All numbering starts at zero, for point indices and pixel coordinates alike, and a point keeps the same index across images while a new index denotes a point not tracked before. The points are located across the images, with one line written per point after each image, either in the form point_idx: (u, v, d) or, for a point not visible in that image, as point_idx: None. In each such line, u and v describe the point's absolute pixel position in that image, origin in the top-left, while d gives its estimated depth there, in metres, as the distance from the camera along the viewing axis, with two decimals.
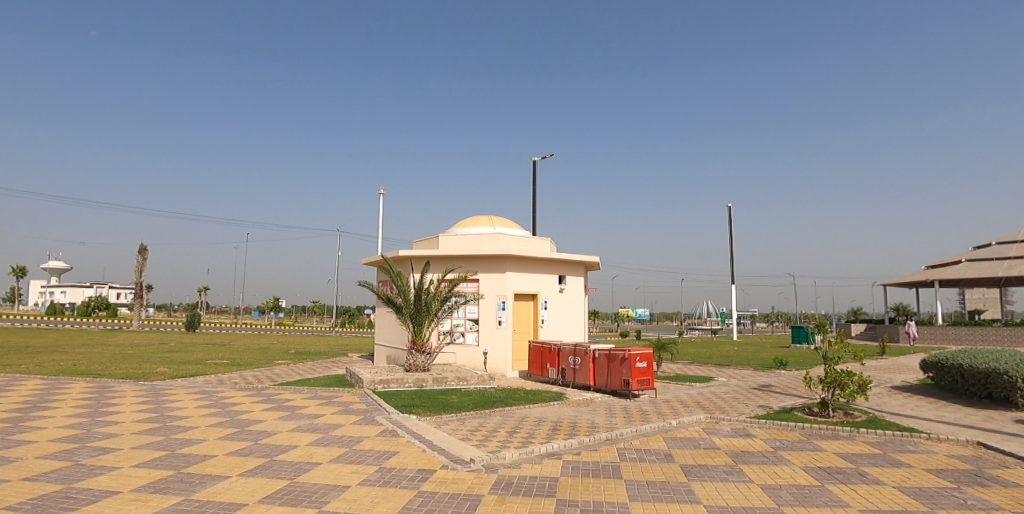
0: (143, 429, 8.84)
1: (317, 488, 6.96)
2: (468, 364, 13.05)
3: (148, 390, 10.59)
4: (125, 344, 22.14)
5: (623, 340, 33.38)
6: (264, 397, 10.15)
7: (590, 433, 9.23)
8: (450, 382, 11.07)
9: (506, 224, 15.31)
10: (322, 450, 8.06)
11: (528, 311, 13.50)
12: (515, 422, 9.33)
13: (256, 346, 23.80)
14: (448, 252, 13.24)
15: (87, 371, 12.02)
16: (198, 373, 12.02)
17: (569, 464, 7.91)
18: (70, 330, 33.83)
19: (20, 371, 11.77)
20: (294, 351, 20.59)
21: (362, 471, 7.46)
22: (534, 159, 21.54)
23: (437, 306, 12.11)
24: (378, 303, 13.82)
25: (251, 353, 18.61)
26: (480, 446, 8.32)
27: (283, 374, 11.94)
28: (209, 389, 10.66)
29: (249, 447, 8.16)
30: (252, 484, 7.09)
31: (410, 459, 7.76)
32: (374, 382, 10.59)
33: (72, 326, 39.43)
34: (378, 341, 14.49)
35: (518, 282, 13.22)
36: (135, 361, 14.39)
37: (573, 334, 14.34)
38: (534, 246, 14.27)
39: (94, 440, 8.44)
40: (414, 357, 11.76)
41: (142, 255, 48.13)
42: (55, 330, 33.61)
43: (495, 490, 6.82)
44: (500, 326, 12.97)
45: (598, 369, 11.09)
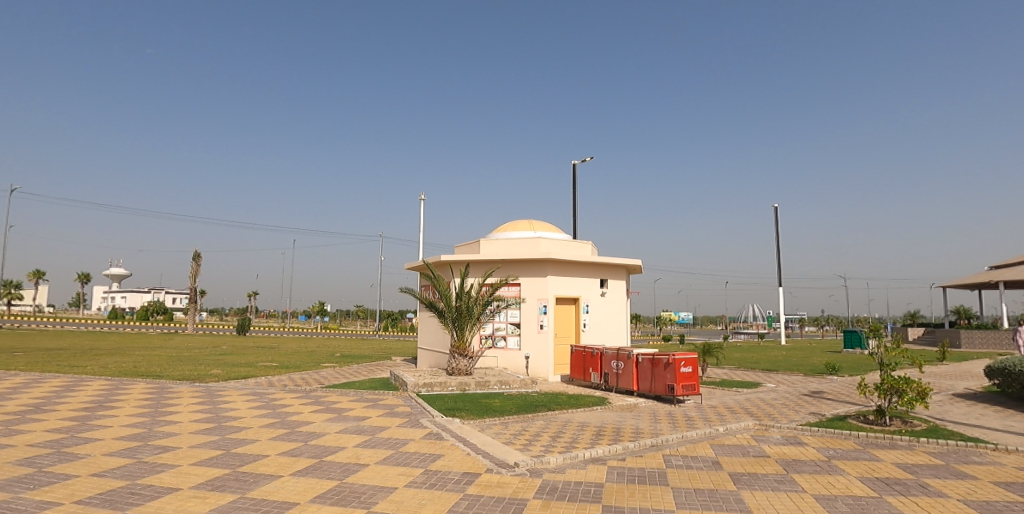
0: (200, 428, 9.17)
1: (366, 489, 7.16)
2: (510, 368, 13.05)
3: (203, 391, 10.99)
4: (184, 347, 23.12)
5: (667, 344, 32.80)
6: (312, 400, 10.38)
7: (635, 439, 9.10)
8: (493, 385, 11.06)
9: (548, 228, 15.24)
10: (369, 452, 8.21)
11: (569, 314, 13.42)
12: (558, 427, 9.25)
13: (304, 349, 24.44)
14: (489, 256, 13.26)
15: (147, 373, 12.56)
16: (249, 375, 12.39)
17: (614, 470, 7.82)
18: (130, 333, 36.03)
19: (87, 372, 12.38)
20: (340, 354, 20.93)
21: (408, 473, 7.57)
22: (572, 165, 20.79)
23: (478, 310, 12.10)
24: (421, 306, 14.01)
25: (298, 356, 19.13)
26: (524, 450, 8.32)
27: (330, 377, 12.19)
28: (260, 391, 10.98)
29: (300, 448, 8.38)
30: (303, 483, 7.37)
31: (455, 462, 7.83)
32: (418, 385, 10.64)
33: (133, 329, 41.62)
34: (421, 345, 14.64)
35: (559, 286, 13.14)
36: (190, 363, 14.96)
37: (616, 338, 14.15)
38: (575, 249, 14.16)
39: (155, 438, 8.87)
40: (457, 360, 11.74)
41: (195, 262, 49.99)
42: (114, 333, 35.46)
43: (540, 495, 6.82)
44: (542, 330, 12.93)
45: (641, 374, 10.91)
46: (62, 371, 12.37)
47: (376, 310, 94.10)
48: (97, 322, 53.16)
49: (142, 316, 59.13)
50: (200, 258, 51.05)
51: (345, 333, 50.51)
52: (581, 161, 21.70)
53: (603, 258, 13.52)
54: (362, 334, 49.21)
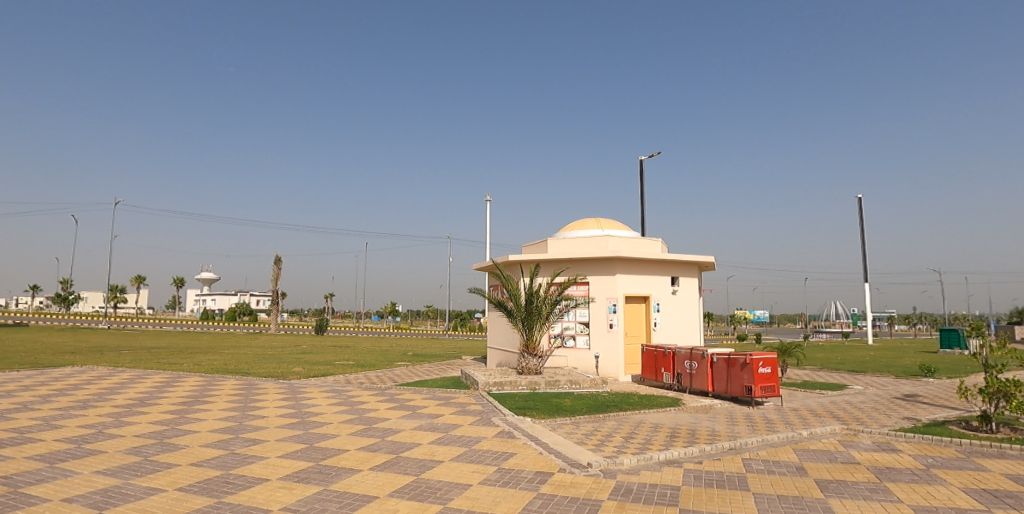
0: (285, 423, 9.67)
1: (441, 485, 7.30)
2: (579, 367, 12.95)
3: (287, 388, 11.59)
4: (269, 346, 24.50)
5: (743, 344, 31.52)
6: (387, 397, 10.71)
7: (712, 442, 8.78)
8: (563, 385, 10.99)
9: (615, 226, 15.03)
10: (443, 449, 8.37)
11: (639, 313, 13.17)
12: (630, 428, 9.07)
13: (379, 348, 25.06)
14: (557, 255, 13.22)
15: (235, 370, 13.41)
16: (327, 373, 12.96)
17: (690, 473, 7.57)
18: (219, 333, 38.67)
19: (183, 370, 13.37)
20: (412, 354, 21.51)
21: (481, 470, 7.66)
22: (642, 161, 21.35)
23: (548, 309, 12.06)
24: (490, 306, 14.17)
25: (371, 355, 19.84)
26: (597, 450, 8.21)
27: (403, 375, 12.53)
28: (338, 388, 11.45)
29: (378, 444, 8.66)
30: (381, 478, 7.61)
31: (528, 461, 7.85)
32: (488, 384, 10.74)
33: (224, 329, 44.69)
34: (491, 345, 14.80)
35: (628, 285, 12.92)
36: (274, 361, 15.82)
37: (689, 338, 13.73)
38: (644, 247, 13.87)
39: (245, 431, 9.45)
40: (526, 359, 11.76)
41: (277, 266, 53.00)
42: (205, 333, 38.11)
43: (614, 496, 6.70)
44: (612, 329, 12.75)
45: (717, 375, 10.53)
46: (162, 368, 13.42)
47: (441, 310, 95.98)
48: (202, 323, 57.81)
49: (229, 317, 63.33)
50: (281, 262, 54.01)
51: (414, 332, 51.86)
52: (648, 157, 21.77)
53: (674, 256, 13.17)
54: (430, 334, 50.44)
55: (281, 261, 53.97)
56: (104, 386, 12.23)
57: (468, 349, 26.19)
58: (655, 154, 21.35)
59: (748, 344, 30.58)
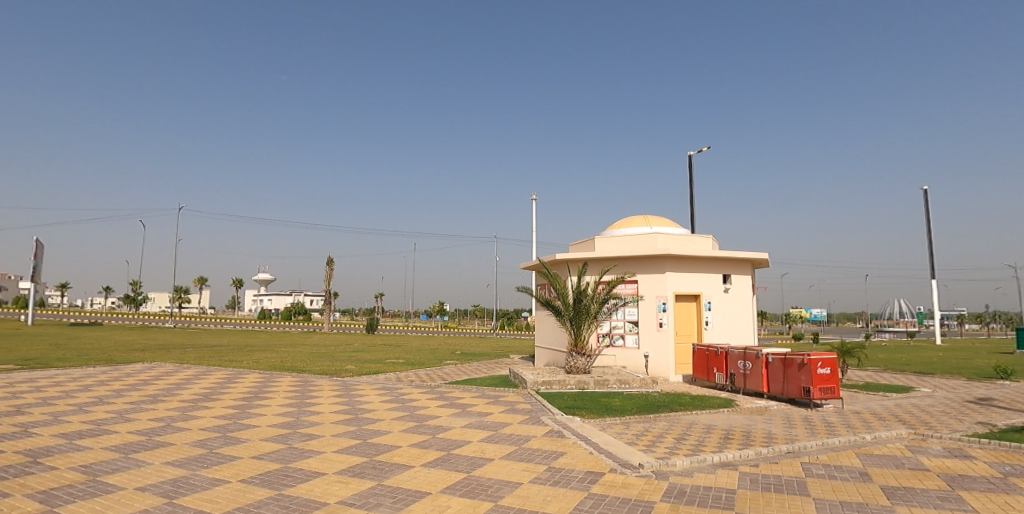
0: (340, 419, 9.97)
1: (492, 483, 7.36)
2: (628, 367, 12.81)
3: (341, 385, 11.94)
4: (323, 345, 25.29)
5: (800, 344, 30.37)
6: (437, 395, 10.88)
7: (768, 444, 8.51)
8: (612, 385, 10.89)
9: (664, 223, 14.76)
10: (493, 446, 8.43)
11: (690, 312, 12.91)
12: (682, 429, 8.90)
13: (427, 347, 25.47)
14: (605, 253, 13.12)
15: (292, 368, 13.91)
16: (379, 371, 13.27)
17: (746, 476, 7.36)
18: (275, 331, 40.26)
19: (244, 367, 13.98)
20: (460, 352, 21.78)
21: (532, 469, 7.67)
22: (690, 153, 21.63)
23: (596, 308, 11.96)
24: (537, 305, 14.19)
25: (422, 353, 20.20)
26: (648, 451, 8.10)
27: (452, 374, 12.70)
28: (390, 386, 11.71)
29: (429, 441, 8.81)
30: (433, 474, 7.74)
31: (578, 460, 7.81)
32: (537, 383, 10.76)
33: (280, 328, 46.48)
34: (538, 343, 14.84)
35: (678, 283, 12.67)
36: (328, 359, 16.34)
37: (743, 337, 13.33)
38: (695, 244, 13.57)
39: (302, 426, 9.80)
40: (574, 358, 11.71)
41: (328, 267, 54.70)
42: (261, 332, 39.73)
43: (667, 498, 6.60)
44: (661, 328, 12.55)
45: (772, 375, 10.21)
46: (224, 365, 14.07)
47: (486, 310, 96.63)
48: (259, 322, 60.27)
49: (284, 317, 65.76)
50: (333, 263, 55.68)
51: (459, 331, 52.47)
52: (695, 150, 21.62)
53: (726, 253, 12.82)
54: (476, 333, 50.91)
55: (332, 263, 55.60)
56: (171, 382, 12.92)
57: (515, 348, 26.30)
58: (701, 148, 21.49)
59: (805, 344, 29.43)
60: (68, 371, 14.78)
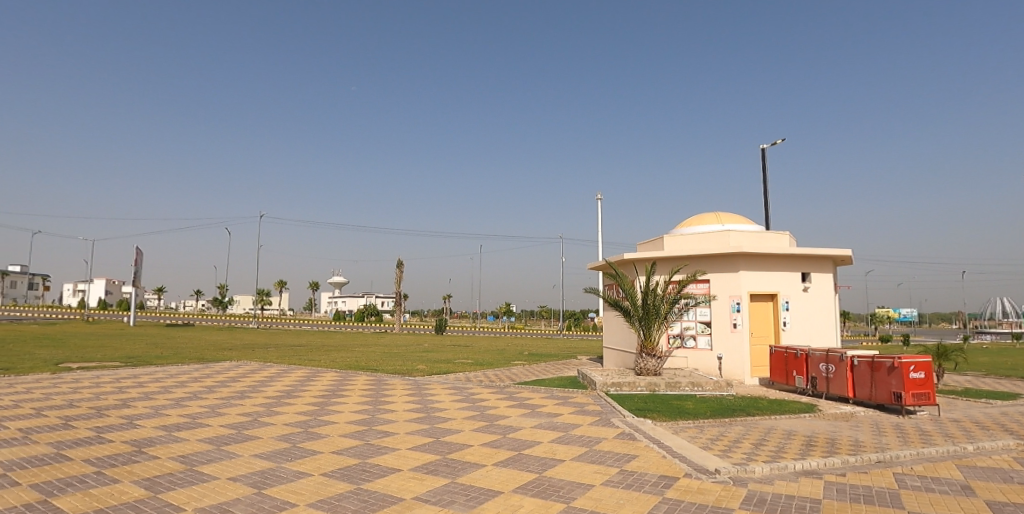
0: (413, 417, 10.29)
1: (563, 484, 7.36)
2: (701, 369, 12.48)
3: (413, 384, 12.32)
4: (395, 345, 26.12)
5: (891, 346, 28.33)
6: (506, 395, 11.01)
7: (855, 452, 8.04)
8: (684, 387, 10.63)
9: (737, 220, 14.26)
10: (564, 448, 8.43)
11: (766, 312, 12.41)
12: (760, 434, 8.57)
13: (495, 348, 25.76)
14: (674, 252, 12.85)
15: (367, 367, 14.49)
16: (449, 371, 13.58)
17: (833, 486, 6.99)
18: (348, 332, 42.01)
19: (322, 365, 14.69)
20: (528, 353, 21.90)
21: (603, 471, 7.62)
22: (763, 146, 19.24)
23: (666, 308, 11.72)
24: (605, 306, 14.08)
25: (491, 354, 20.49)
26: (725, 456, 7.85)
27: (520, 374, 12.80)
28: (460, 386, 11.96)
29: (500, 440, 8.93)
30: (505, 474, 7.84)
31: (651, 464, 7.68)
32: (606, 384, 10.67)
33: (354, 329, 48.47)
34: (607, 344, 14.72)
35: (753, 282, 12.21)
36: (400, 359, 16.89)
37: (825, 339, 12.66)
38: (770, 241, 13.01)
39: (378, 423, 10.18)
40: (644, 360, 11.52)
41: (399, 269, 56.39)
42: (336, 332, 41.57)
43: (747, 506, 6.38)
44: (736, 329, 12.12)
45: (858, 379, 9.64)
46: (304, 364, 14.85)
47: (549, 310, 96.59)
48: (334, 322, 63.04)
49: (357, 318, 68.51)
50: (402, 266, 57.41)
51: (524, 332, 52.71)
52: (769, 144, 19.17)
53: (805, 250, 12.23)
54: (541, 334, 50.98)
55: (401, 266, 57.32)
56: (256, 380, 13.77)
57: (581, 349, 26.14)
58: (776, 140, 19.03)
59: (893, 347, 27.53)
60: (166, 368, 16.07)
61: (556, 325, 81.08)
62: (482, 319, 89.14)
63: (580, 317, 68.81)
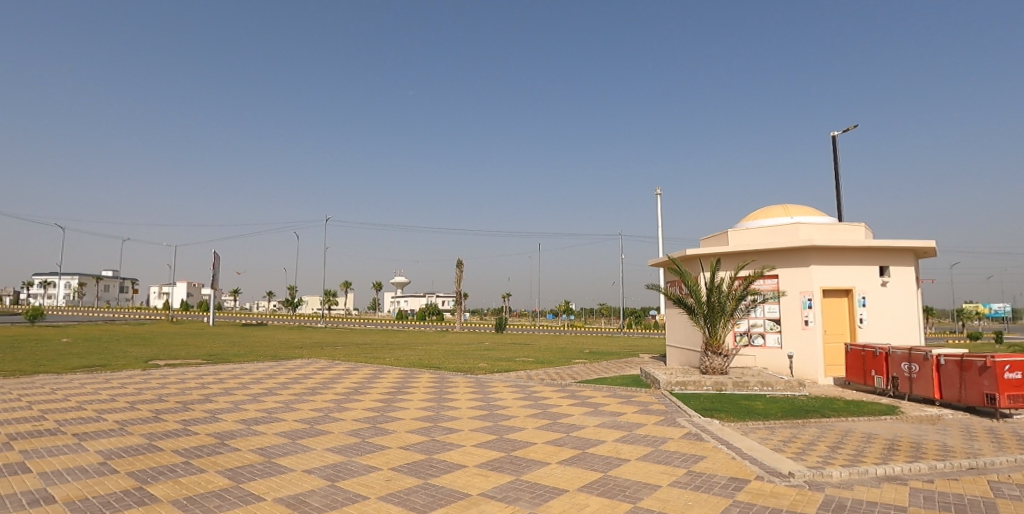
0: (476, 414, 10.49)
1: (629, 484, 7.32)
2: (770, 368, 12.07)
3: (475, 382, 12.55)
4: (456, 343, 26.56)
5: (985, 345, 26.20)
6: (568, 394, 11.02)
7: (943, 458, 7.56)
8: (753, 386, 10.31)
9: (807, 212, 13.65)
10: (629, 447, 8.37)
11: (840, 308, 11.85)
12: (836, 437, 8.21)
13: (555, 346, 25.70)
14: (740, 247, 12.46)
15: (430, 365, 14.86)
16: (510, 369, 13.73)
17: (919, 493, 6.61)
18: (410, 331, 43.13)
19: (388, 363, 15.20)
20: (588, 351, 21.78)
21: (670, 472, 7.51)
22: (837, 135, 17.68)
23: (732, 305, 11.38)
24: (668, 303, 13.85)
25: (551, 352, 20.49)
26: (798, 459, 7.57)
27: (581, 372, 12.78)
28: (522, 384, 12.07)
29: (563, 438, 8.96)
30: (569, 472, 7.87)
31: (720, 465, 7.51)
32: (670, 383, 10.49)
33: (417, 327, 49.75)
34: (670, 342, 14.47)
35: (826, 277, 11.67)
36: (462, 357, 17.20)
37: (907, 336, 11.94)
38: (844, 233, 12.38)
39: (443, 420, 10.44)
40: (710, 359, 11.26)
41: (458, 269, 57.35)
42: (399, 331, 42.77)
43: (824, 511, 6.13)
44: (807, 326, 11.63)
45: (945, 379, 9.05)
46: (370, 362, 15.41)
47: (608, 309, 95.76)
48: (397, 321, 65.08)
49: (420, 317, 70.32)
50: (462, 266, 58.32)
51: (584, 330, 52.37)
52: (842, 131, 17.60)
53: (883, 242, 11.58)
54: (601, 332, 50.46)
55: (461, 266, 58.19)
56: (326, 377, 14.41)
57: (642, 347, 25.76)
58: (850, 127, 17.35)
59: (985, 345, 25.53)
60: (244, 365, 17.08)
61: (615, 323, 80.13)
62: (538, 317, 89.26)
63: (638, 315, 67.72)
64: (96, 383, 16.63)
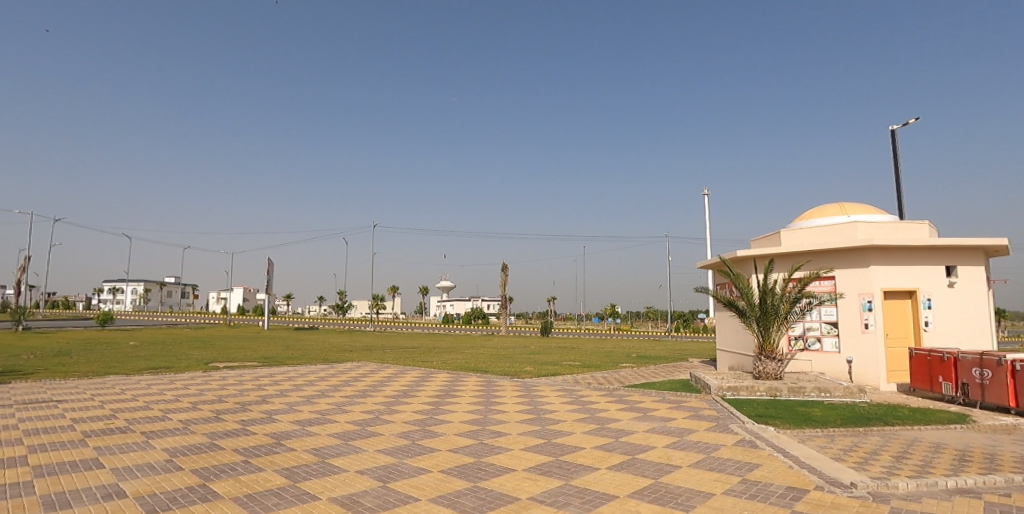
0: (524, 418, 10.54)
1: (682, 491, 7.21)
2: (828, 373, 11.65)
3: (522, 386, 12.60)
4: (502, 347, 26.68)
5: None
6: (616, 398, 10.93)
7: (1021, 470, 7.11)
8: (809, 392, 9.98)
9: (866, 210, 13.12)
10: (680, 453, 8.24)
11: (902, 311, 11.32)
12: (902, 446, 7.85)
13: (602, 350, 25.44)
14: (794, 248, 12.09)
15: (477, 368, 15.01)
16: (556, 373, 13.73)
17: (995, 507, 6.25)
18: (456, 334, 43.60)
19: (435, 367, 15.45)
20: (636, 355, 21.50)
21: (724, 480, 7.36)
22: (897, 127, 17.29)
23: (786, 308, 11.04)
24: (718, 306, 13.57)
25: (598, 356, 20.31)
26: (861, 469, 7.28)
27: (629, 377, 12.64)
28: (569, 388, 12.05)
29: (612, 444, 8.90)
30: (619, 478, 7.82)
31: (777, 474, 7.30)
32: (722, 388, 10.26)
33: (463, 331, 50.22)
34: (720, 346, 14.16)
35: (887, 278, 11.18)
36: (508, 361, 17.28)
37: (978, 340, 11.28)
38: (906, 232, 11.83)
39: (491, 424, 10.55)
40: (763, 363, 10.96)
41: (503, 272, 57.65)
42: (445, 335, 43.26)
43: None
44: (867, 330, 11.16)
45: (1022, 386, 8.51)
46: (418, 365, 15.70)
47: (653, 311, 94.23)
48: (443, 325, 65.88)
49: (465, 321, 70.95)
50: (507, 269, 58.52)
51: (630, 333, 51.62)
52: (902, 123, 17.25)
53: (950, 240, 10.99)
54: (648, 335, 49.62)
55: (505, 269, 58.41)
56: (376, 380, 14.77)
57: (691, 351, 25.25)
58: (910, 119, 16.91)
59: None
60: (297, 368, 17.71)
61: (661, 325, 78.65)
62: (583, 320, 88.61)
63: (686, 317, 66.27)
64: (161, 384, 17.59)
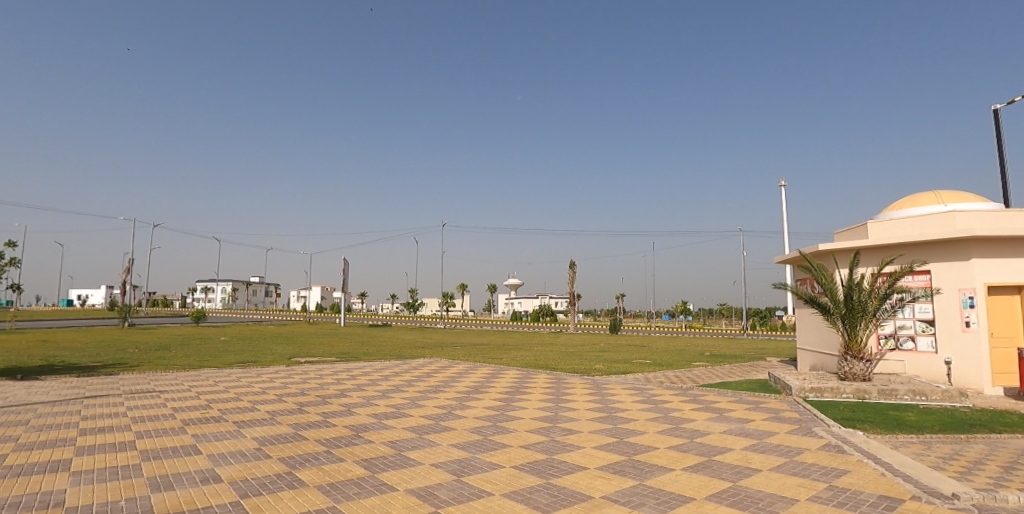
0: (595, 416, 10.53)
1: (762, 496, 7.00)
2: (923, 375, 10.90)
3: (592, 384, 12.59)
4: (570, 345, 26.59)
5: None
6: (690, 398, 10.71)
7: None
8: (902, 395, 9.39)
9: (966, 198, 12.09)
10: (760, 456, 7.99)
11: (1010, 307, 10.40)
12: (1011, 455, 7.23)
13: (674, 348, 24.86)
14: (882, 241, 11.36)
15: (546, 366, 15.11)
16: (626, 371, 13.60)
17: None
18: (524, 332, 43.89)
19: (505, 364, 15.69)
20: (709, 353, 20.86)
21: (809, 486, 7.07)
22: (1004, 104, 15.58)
23: (875, 305, 10.41)
24: (798, 302, 12.97)
25: (669, 354, 19.89)
26: (964, 479, 6.78)
27: (703, 376, 12.34)
28: (640, 387, 11.91)
29: (687, 445, 8.75)
30: (695, 480, 7.68)
31: (867, 482, 6.94)
32: (804, 389, 9.82)
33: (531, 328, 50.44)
34: (800, 345, 13.53)
35: (992, 271, 10.29)
36: (576, 358, 17.27)
37: None
38: (1015, 220, 10.81)
39: (562, 421, 10.62)
40: (849, 364, 10.40)
41: (571, 270, 57.45)
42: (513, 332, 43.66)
43: None
44: (968, 328, 10.34)
45: None
46: (488, 362, 16.00)
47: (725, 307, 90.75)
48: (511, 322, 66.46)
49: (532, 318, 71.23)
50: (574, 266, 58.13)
51: (702, 331, 49.95)
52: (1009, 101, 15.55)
53: None
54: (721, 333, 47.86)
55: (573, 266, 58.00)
56: (447, 376, 15.19)
57: (771, 350, 24.16)
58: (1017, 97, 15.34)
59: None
60: (373, 364, 18.50)
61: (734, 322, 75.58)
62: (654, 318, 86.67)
63: (763, 315, 63.44)
64: (250, 377, 18.91)
